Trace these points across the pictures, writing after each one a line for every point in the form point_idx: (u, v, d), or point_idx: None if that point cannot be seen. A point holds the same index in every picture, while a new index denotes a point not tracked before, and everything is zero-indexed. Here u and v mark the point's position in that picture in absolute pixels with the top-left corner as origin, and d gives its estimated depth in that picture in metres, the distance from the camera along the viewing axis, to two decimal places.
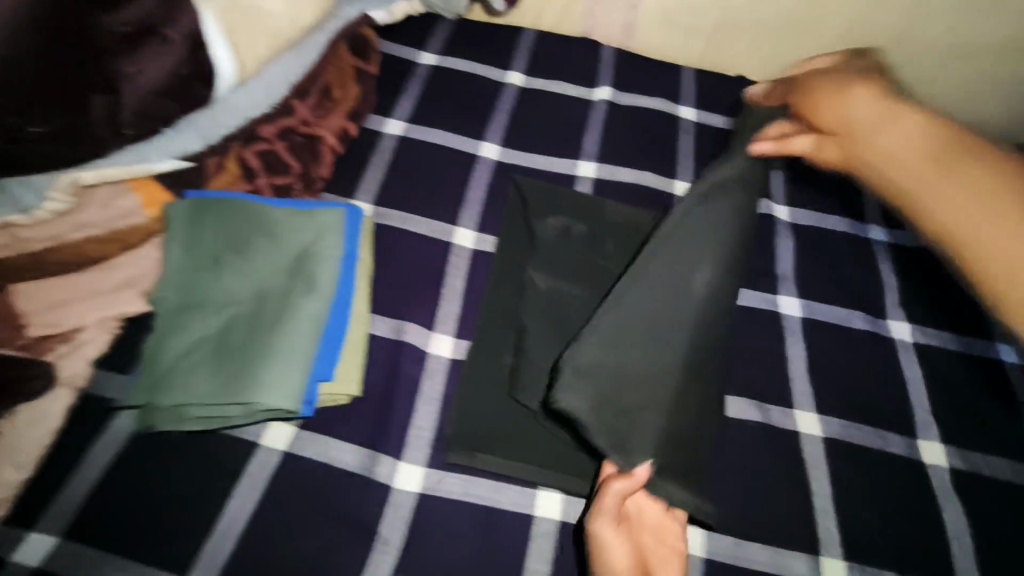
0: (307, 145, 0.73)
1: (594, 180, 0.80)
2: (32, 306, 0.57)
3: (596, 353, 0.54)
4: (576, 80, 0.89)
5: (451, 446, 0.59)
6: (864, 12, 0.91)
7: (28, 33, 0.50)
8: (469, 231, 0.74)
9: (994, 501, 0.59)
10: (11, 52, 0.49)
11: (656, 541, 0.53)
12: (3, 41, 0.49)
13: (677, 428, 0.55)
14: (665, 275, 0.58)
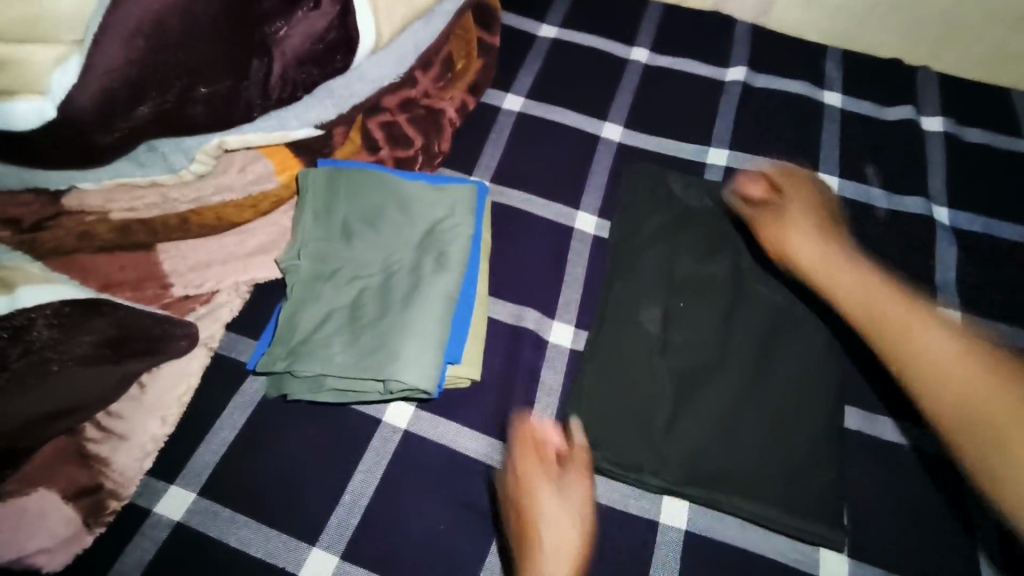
0: (429, 118, 0.71)
1: (726, 168, 0.73)
2: (175, 265, 0.58)
3: (592, 395, 0.58)
4: (705, 58, 0.82)
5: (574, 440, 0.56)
6: None
7: None
8: (590, 216, 0.70)
9: None
10: (190, 10, 0.50)
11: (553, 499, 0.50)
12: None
13: (694, 449, 0.56)
14: (628, 311, 0.63)
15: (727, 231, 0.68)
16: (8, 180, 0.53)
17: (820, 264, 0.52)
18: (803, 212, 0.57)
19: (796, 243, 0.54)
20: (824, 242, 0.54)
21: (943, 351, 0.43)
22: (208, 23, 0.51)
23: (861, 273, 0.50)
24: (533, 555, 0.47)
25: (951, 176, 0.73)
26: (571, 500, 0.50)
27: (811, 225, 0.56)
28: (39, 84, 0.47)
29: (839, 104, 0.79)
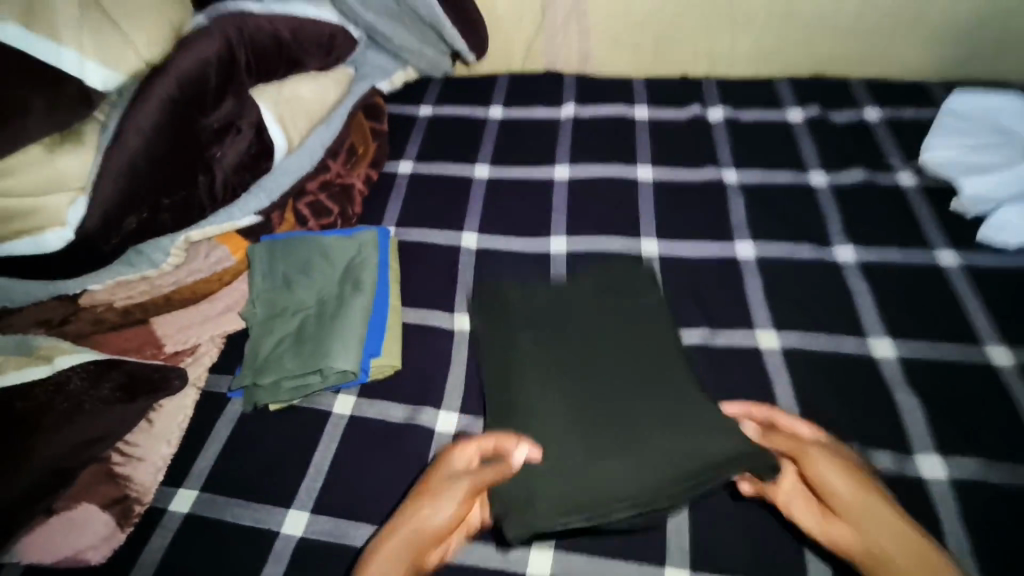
0: (343, 192, 0.95)
1: (569, 179, 0.97)
2: (168, 330, 0.79)
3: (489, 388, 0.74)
4: (546, 104, 1.08)
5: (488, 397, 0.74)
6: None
7: (159, 137, 0.70)
8: (473, 233, 0.92)
9: (937, 376, 0.71)
10: (150, 152, 0.70)
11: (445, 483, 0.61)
12: (144, 143, 0.69)
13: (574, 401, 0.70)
14: (497, 311, 0.81)
15: (574, 227, 0.91)
16: (38, 293, 0.74)
17: (862, 515, 0.57)
18: (842, 461, 0.61)
19: (844, 491, 0.58)
20: (855, 477, 0.59)
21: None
22: (164, 156, 0.71)
23: (907, 534, 0.55)
24: (418, 522, 0.59)
25: (735, 147, 0.96)
26: (455, 494, 0.60)
27: (846, 466, 0.60)
28: (58, 217, 0.67)
29: (649, 116, 1.03)
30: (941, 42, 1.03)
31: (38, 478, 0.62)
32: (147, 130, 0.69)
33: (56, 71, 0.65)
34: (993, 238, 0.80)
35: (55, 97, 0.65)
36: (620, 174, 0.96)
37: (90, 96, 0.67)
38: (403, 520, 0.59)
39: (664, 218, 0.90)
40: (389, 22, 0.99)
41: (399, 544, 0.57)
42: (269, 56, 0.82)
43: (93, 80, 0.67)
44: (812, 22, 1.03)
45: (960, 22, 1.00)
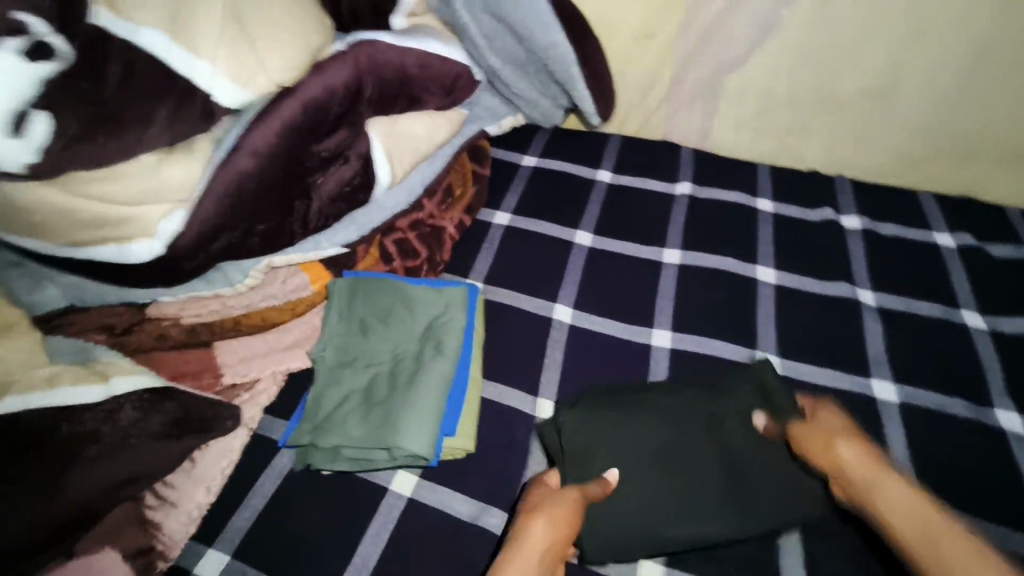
0: (433, 234, 0.88)
1: (679, 265, 0.87)
2: (229, 359, 0.72)
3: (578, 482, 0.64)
4: (659, 177, 1.01)
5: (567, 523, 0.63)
6: (951, 105, 0.90)
7: (273, 163, 0.65)
8: (567, 307, 0.83)
9: None
10: (261, 177, 0.64)
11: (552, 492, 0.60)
12: (257, 168, 0.64)
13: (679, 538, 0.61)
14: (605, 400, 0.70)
15: (681, 322, 0.81)
16: (107, 297, 0.69)
17: (869, 477, 0.55)
18: (841, 430, 0.61)
19: (842, 451, 0.58)
20: (866, 450, 0.57)
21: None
22: (272, 182, 0.66)
23: (912, 493, 0.52)
24: (521, 533, 0.54)
25: (873, 263, 0.86)
26: (564, 509, 0.57)
27: (847, 435, 0.59)
28: (150, 229, 0.61)
29: (772, 209, 0.94)
30: None
31: (71, 513, 0.55)
32: (262, 155, 0.64)
33: (189, 83, 0.61)
34: None
35: (185, 103, 0.61)
36: (738, 271, 0.86)
37: (214, 110, 0.63)
38: (517, 531, 0.55)
39: (786, 330, 0.79)
40: (515, 71, 0.93)
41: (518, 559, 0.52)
42: (393, 89, 0.77)
43: (225, 99, 0.63)
44: (975, 140, 0.92)
45: None
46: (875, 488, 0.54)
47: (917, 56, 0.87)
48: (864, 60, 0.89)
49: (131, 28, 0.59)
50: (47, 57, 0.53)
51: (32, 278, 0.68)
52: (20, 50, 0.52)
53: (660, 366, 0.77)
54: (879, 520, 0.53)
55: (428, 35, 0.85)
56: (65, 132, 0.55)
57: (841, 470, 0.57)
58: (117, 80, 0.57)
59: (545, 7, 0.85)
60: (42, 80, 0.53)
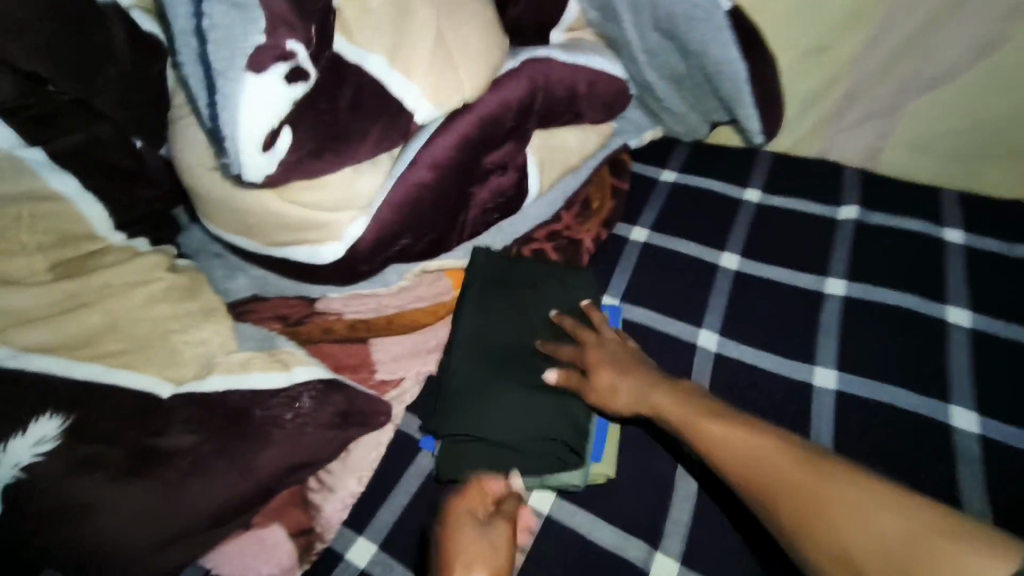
0: (572, 246, 0.88)
1: (844, 298, 0.80)
2: (382, 356, 0.76)
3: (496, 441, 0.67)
4: (821, 199, 0.92)
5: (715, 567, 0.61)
6: None
7: (448, 178, 0.70)
8: (712, 333, 0.80)
9: None
10: (439, 193, 0.70)
11: (480, 529, 0.59)
12: (438, 186, 0.69)
13: None
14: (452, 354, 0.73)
15: (845, 357, 0.75)
16: (285, 289, 0.78)
17: (652, 397, 0.65)
18: (611, 350, 0.71)
19: (615, 374, 0.68)
20: (636, 371, 0.68)
21: (741, 437, 0.57)
22: (445, 197, 0.71)
23: (682, 403, 0.63)
24: None
25: None
26: (498, 549, 0.59)
27: (611, 351, 0.71)
28: (337, 233, 0.67)
29: (962, 241, 0.83)
30: None
31: (253, 488, 0.61)
32: (438, 170, 0.69)
33: (400, 105, 0.67)
34: None
35: (392, 128, 0.66)
36: (919, 309, 0.77)
37: (412, 130, 0.68)
38: None
39: (985, 383, 0.70)
40: (672, 86, 0.92)
41: None
42: (557, 104, 0.80)
43: (420, 113, 0.68)
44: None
45: None
46: (651, 398, 0.65)
47: None
48: None
49: (358, 55, 0.65)
50: (300, 80, 0.59)
51: (234, 266, 0.79)
52: (284, 75, 0.57)
53: (822, 411, 0.71)
54: (639, 409, 0.66)
55: (589, 49, 0.86)
56: (304, 148, 0.62)
57: (608, 387, 0.67)
58: (343, 102, 0.64)
59: (724, 22, 0.81)
60: (294, 99, 0.59)
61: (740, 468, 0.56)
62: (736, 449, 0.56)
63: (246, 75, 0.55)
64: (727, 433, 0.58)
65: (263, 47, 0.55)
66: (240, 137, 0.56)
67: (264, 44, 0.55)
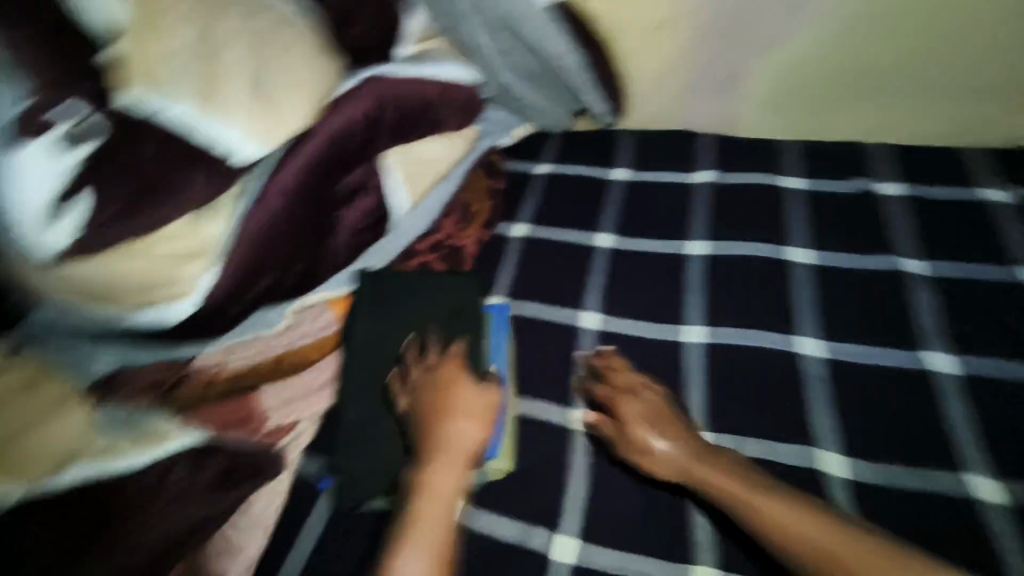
0: (453, 252, 0.89)
1: (708, 256, 0.86)
2: (273, 402, 0.73)
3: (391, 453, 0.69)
4: (674, 168, 0.99)
5: (613, 535, 0.65)
6: (966, 63, 0.90)
7: (298, 209, 0.70)
8: (595, 313, 0.83)
9: None
10: (292, 224, 0.70)
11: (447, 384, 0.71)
12: (288, 216, 0.70)
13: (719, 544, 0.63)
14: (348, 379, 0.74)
15: (713, 310, 0.80)
16: (141, 359, 0.67)
17: (692, 467, 0.64)
18: (654, 411, 0.69)
19: (657, 438, 0.66)
20: (681, 434, 0.66)
21: (791, 516, 0.57)
22: (301, 227, 0.72)
23: (729, 475, 0.62)
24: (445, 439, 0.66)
25: (916, 233, 0.84)
26: (478, 403, 0.69)
27: (652, 411, 0.69)
28: (186, 286, 0.65)
29: (801, 186, 0.92)
30: None
31: (149, 559, 0.59)
32: (286, 203, 0.69)
33: (220, 147, 0.65)
34: None
35: (217, 173, 0.65)
36: (766, 255, 0.84)
37: (235, 172, 0.66)
38: (444, 446, 0.65)
39: (829, 310, 0.78)
40: (529, 83, 0.95)
41: (452, 474, 0.63)
42: (409, 116, 0.81)
43: (244, 154, 0.66)
44: (1004, 88, 0.91)
45: None
46: (693, 465, 0.64)
47: (930, 13, 0.88)
48: (875, 24, 0.90)
49: (165, 103, 0.62)
50: (82, 137, 0.58)
51: (82, 351, 0.65)
52: (61, 137, 0.57)
53: (696, 366, 0.76)
54: (678, 476, 0.64)
55: (440, 59, 0.87)
56: (105, 212, 0.59)
57: (645, 446, 0.66)
58: (153, 151, 0.61)
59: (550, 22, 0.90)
60: (80, 160, 0.58)
61: (816, 554, 0.54)
62: (795, 528, 0.56)
63: (15, 146, 0.56)
64: (779, 508, 0.58)
65: (28, 115, 0.56)
66: (16, 209, 0.57)
67: (31, 110, 0.56)
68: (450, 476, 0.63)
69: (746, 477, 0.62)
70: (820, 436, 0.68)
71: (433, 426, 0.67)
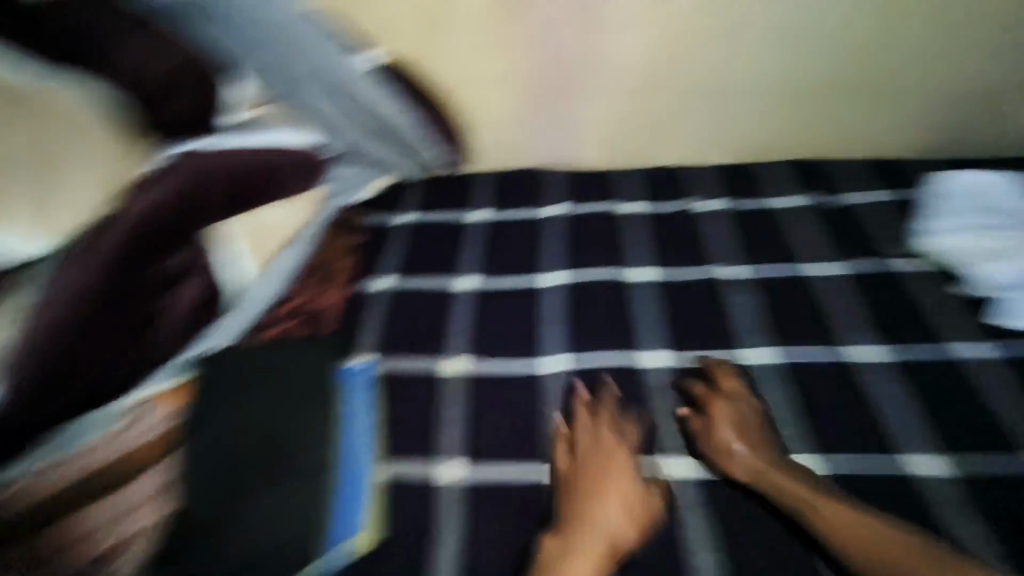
0: (314, 317, 0.86)
1: (564, 285, 0.91)
2: (100, 519, 0.65)
3: (240, 550, 0.63)
4: (524, 204, 1.04)
5: None
6: (751, 94, 1.06)
7: (101, 304, 0.66)
8: (461, 358, 0.84)
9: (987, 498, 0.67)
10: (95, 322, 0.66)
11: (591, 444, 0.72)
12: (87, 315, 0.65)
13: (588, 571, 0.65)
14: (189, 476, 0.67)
15: (570, 336, 0.85)
16: None
17: (762, 472, 0.68)
18: (730, 418, 0.73)
19: (738, 444, 0.71)
20: (755, 438, 0.71)
21: (857, 518, 0.62)
22: (112, 321, 0.68)
23: (790, 480, 0.67)
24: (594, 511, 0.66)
25: (731, 240, 0.95)
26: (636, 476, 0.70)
27: (736, 421, 0.73)
28: None
29: (642, 210, 1.01)
30: (892, 130, 1.10)
31: None
32: (84, 300, 0.65)
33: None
34: (1004, 323, 0.81)
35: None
36: (611, 279, 0.91)
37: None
38: (585, 526, 0.65)
39: (668, 323, 0.86)
40: (377, 139, 0.97)
41: (589, 541, 0.64)
42: (238, 189, 0.78)
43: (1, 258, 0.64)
44: (786, 110, 1.08)
45: (910, 110, 1.08)
46: (764, 469, 0.69)
47: (714, 55, 1.02)
48: (674, 66, 1.03)
49: None
50: None
51: None
52: None
53: (555, 396, 0.79)
54: (757, 483, 0.68)
55: (277, 127, 0.86)
56: None
57: (729, 452, 0.70)
58: None
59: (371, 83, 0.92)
60: None
61: (862, 544, 0.61)
62: (859, 528, 0.62)
63: None
64: (844, 513, 0.63)
65: None
66: None
67: None
68: (597, 549, 0.63)
69: (801, 479, 0.67)
70: (669, 441, 0.75)
71: (580, 501, 0.68)
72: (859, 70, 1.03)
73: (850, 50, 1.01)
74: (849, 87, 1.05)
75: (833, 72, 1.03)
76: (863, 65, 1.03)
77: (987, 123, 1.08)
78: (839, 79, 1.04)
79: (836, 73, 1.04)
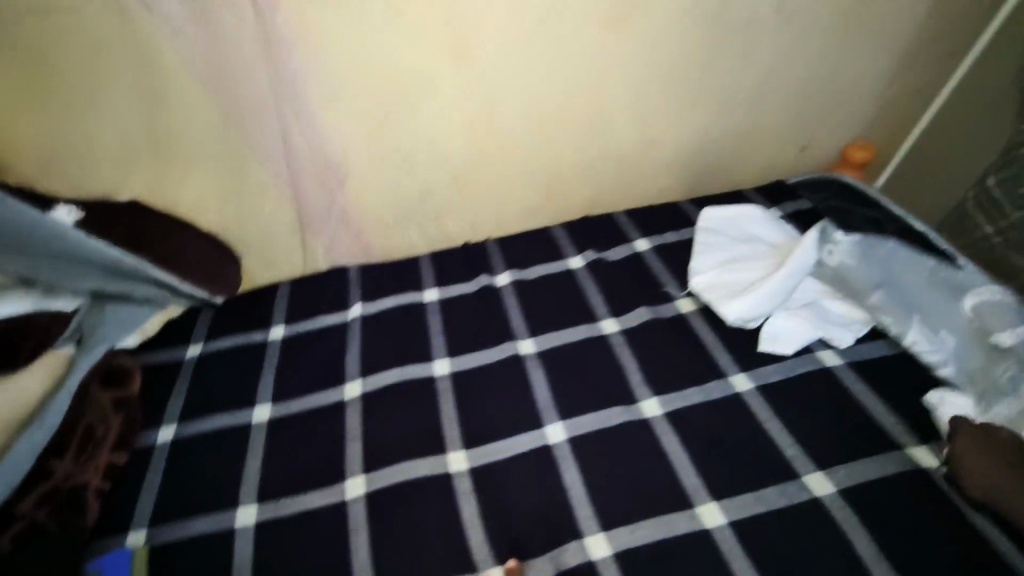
0: (72, 500, 0.77)
1: (361, 396, 0.91)
2: None
3: None
4: (331, 309, 1.05)
5: None
6: (523, 169, 1.15)
7: None
8: (252, 504, 0.80)
9: (772, 536, 0.69)
10: None
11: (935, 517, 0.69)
12: None
13: None
14: None
15: (367, 448, 0.84)
16: None
17: None
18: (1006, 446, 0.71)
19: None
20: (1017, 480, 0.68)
21: None
22: None
23: None
24: None
25: (525, 312, 1.00)
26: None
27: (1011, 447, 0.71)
28: None
29: (438, 297, 1.05)
30: (654, 176, 1.26)
31: None
32: None
33: None
34: (773, 347, 0.89)
35: None
36: (415, 376, 0.92)
37: None
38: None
39: (468, 416, 0.86)
40: (117, 279, 0.93)
41: None
42: None
43: None
44: (560, 178, 1.19)
45: (663, 158, 1.23)
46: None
47: (478, 142, 1.09)
48: (445, 156, 1.08)
49: None
50: None
51: None
52: None
53: (359, 523, 0.76)
54: None
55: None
56: None
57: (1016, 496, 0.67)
58: None
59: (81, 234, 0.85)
60: None
61: None
62: None
63: None
64: None
65: None
66: None
67: None
68: None
69: None
70: (472, 552, 0.72)
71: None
72: (610, 134, 1.16)
73: (597, 120, 1.13)
74: (608, 148, 1.18)
75: (590, 138, 1.15)
76: (610, 130, 1.15)
77: (724, 160, 1.28)
78: (598, 144, 1.16)
79: (590, 139, 1.15)
